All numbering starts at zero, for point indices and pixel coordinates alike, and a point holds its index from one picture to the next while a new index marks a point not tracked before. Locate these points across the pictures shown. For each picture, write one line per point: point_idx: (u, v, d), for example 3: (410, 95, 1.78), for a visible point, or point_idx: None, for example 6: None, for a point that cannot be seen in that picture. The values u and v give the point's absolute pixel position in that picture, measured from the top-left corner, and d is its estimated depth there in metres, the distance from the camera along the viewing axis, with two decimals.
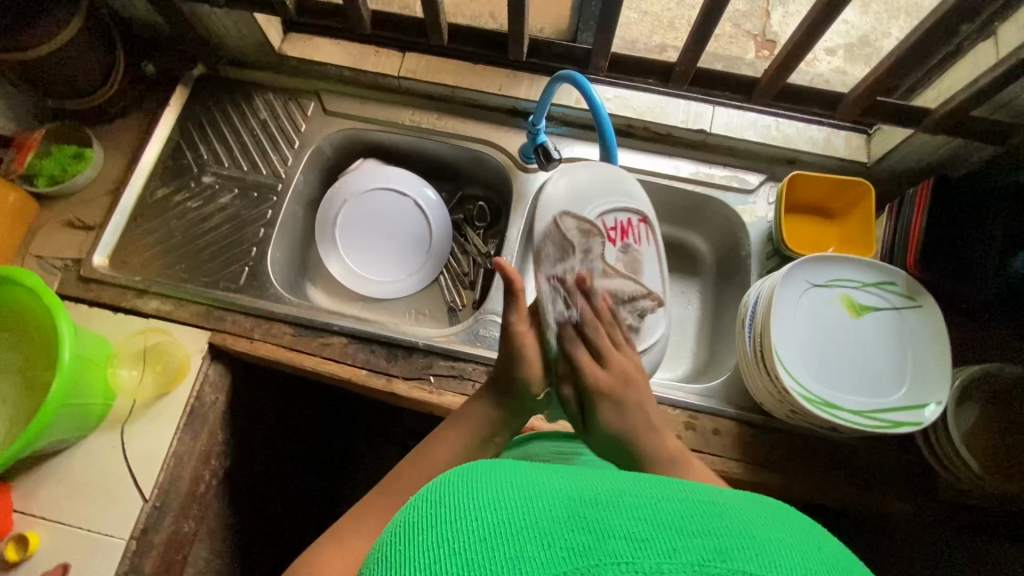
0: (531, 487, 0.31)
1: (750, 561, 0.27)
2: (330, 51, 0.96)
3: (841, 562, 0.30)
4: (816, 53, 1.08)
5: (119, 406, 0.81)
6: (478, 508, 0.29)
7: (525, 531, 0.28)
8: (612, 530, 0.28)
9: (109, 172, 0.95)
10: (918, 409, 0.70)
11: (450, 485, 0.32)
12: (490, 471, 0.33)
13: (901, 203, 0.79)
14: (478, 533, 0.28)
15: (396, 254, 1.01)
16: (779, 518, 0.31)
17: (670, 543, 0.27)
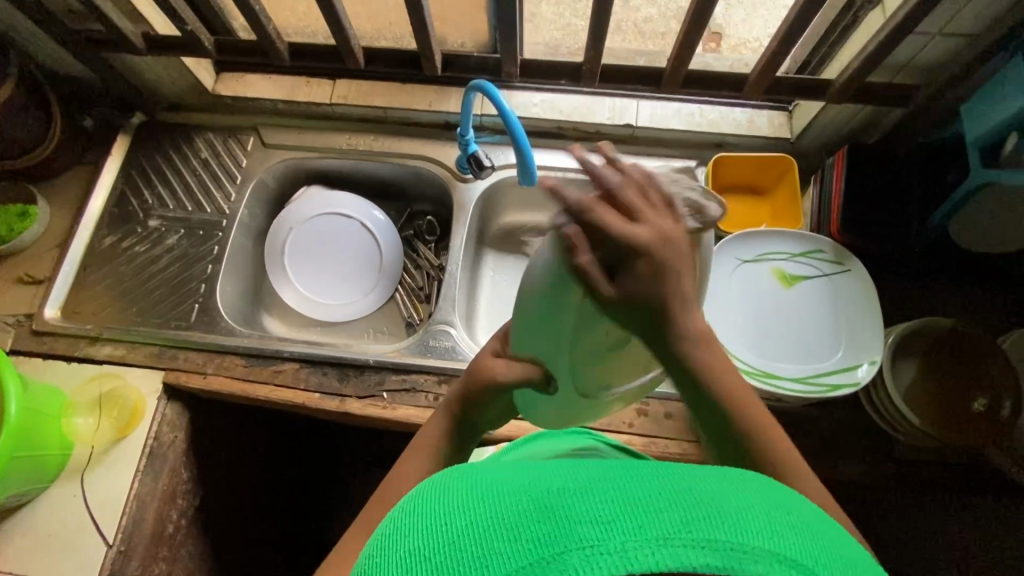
0: (503, 486, 0.32)
1: (716, 529, 0.26)
2: (263, 86, 1.00)
3: (817, 524, 0.30)
4: (760, 40, 1.10)
5: (77, 454, 0.81)
6: (454, 513, 0.31)
7: (495, 530, 0.29)
8: (577, 515, 0.28)
9: (57, 226, 0.96)
10: (853, 370, 0.71)
11: (432, 495, 0.34)
12: (470, 478, 0.34)
13: (822, 173, 0.81)
14: (450, 538, 0.29)
15: (349, 277, 1.03)
16: (756, 489, 0.31)
17: (637, 521, 0.27)
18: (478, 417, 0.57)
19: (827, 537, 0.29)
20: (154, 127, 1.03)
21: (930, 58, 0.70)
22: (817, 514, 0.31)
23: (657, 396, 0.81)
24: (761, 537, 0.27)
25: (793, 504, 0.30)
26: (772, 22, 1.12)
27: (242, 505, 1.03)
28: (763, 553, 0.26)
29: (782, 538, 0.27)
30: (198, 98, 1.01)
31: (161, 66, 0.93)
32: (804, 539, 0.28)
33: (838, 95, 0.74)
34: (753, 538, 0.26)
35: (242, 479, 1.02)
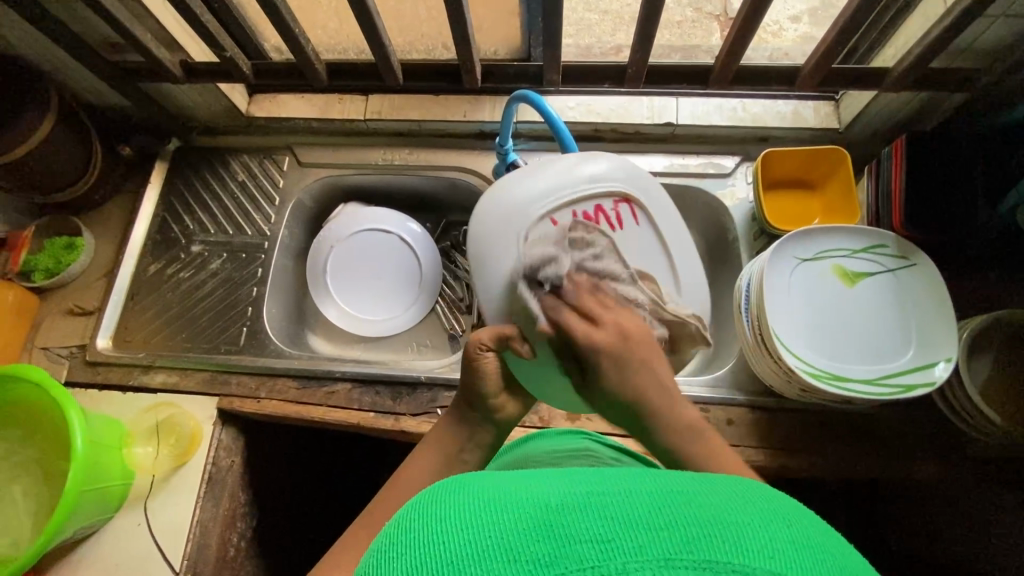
0: (494, 500, 0.30)
1: (716, 550, 0.25)
2: (296, 106, 1.00)
3: (815, 536, 0.28)
4: (781, 23, 1.07)
5: (139, 483, 0.82)
6: (439, 532, 0.29)
7: (490, 549, 0.27)
8: (574, 533, 0.26)
9: (103, 255, 0.97)
10: (928, 368, 0.68)
11: (419, 511, 0.31)
12: (457, 491, 0.32)
13: (879, 163, 0.78)
14: (444, 561, 0.27)
15: (390, 291, 1.02)
16: (749, 496, 0.30)
17: (637, 540, 0.25)
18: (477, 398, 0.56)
19: (836, 553, 0.28)
20: (191, 152, 1.03)
21: (995, 40, 0.67)
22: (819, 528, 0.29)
23: (716, 401, 0.79)
24: (758, 557, 0.26)
25: (791, 512, 0.29)
26: (792, 4, 1.09)
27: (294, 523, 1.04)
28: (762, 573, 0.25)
29: (785, 556, 0.26)
30: (231, 120, 1.01)
31: (197, 92, 0.93)
32: (807, 556, 0.26)
33: (897, 83, 0.72)
34: (751, 557, 0.25)
35: (294, 498, 1.03)
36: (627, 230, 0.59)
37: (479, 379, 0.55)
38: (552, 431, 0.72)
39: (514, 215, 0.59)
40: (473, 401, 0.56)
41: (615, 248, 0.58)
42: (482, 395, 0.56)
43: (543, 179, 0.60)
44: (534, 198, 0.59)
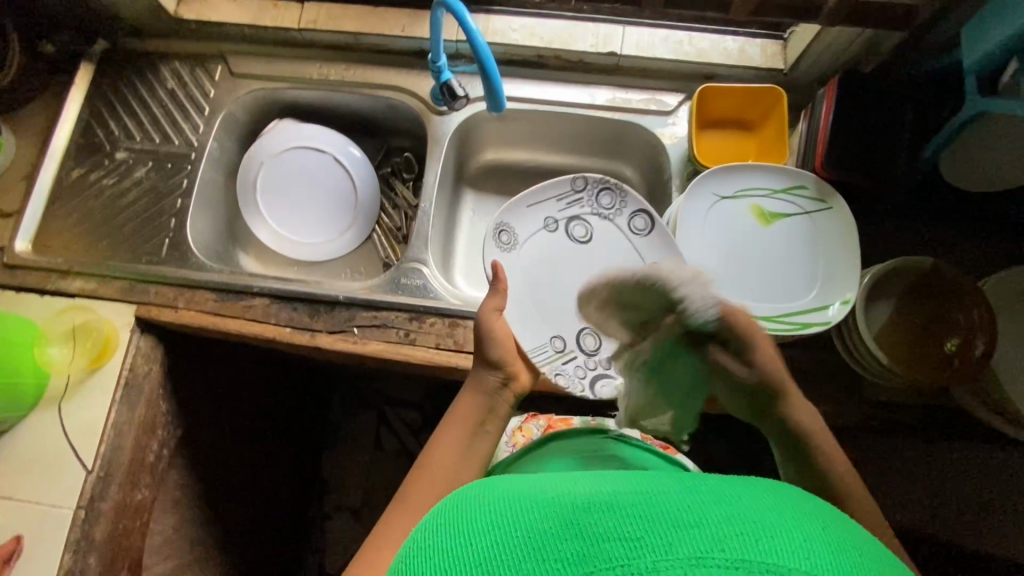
0: (526, 503, 0.33)
1: (752, 549, 0.26)
2: (228, 10, 0.94)
3: (850, 545, 0.29)
4: None
5: (54, 383, 0.82)
6: (482, 529, 0.32)
7: (525, 549, 0.29)
8: (604, 531, 0.28)
9: (23, 158, 0.94)
10: (823, 310, 0.69)
11: (458, 510, 0.35)
12: (505, 494, 0.35)
13: (813, 104, 0.76)
14: (477, 559, 0.30)
15: (323, 213, 1.00)
16: (786, 503, 0.31)
17: (665, 539, 0.27)
18: (493, 356, 0.66)
19: (868, 561, 0.29)
20: (120, 55, 0.99)
21: None
22: (849, 532, 0.31)
23: None
24: (803, 559, 0.26)
25: (828, 519, 0.30)
26: None
27: (223, 437, 1.06)
28: (800, 573, 0.26)
29: (823, 556, 0.27)
30: (161, 22, 0.96)
31: None
32: (841, 556, 0.28)
33: (831, 17, 0.69)
34: (790, 558, 0.26)
35: (225, 412, 1.05)
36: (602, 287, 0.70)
37: (495, 342, 0.66)
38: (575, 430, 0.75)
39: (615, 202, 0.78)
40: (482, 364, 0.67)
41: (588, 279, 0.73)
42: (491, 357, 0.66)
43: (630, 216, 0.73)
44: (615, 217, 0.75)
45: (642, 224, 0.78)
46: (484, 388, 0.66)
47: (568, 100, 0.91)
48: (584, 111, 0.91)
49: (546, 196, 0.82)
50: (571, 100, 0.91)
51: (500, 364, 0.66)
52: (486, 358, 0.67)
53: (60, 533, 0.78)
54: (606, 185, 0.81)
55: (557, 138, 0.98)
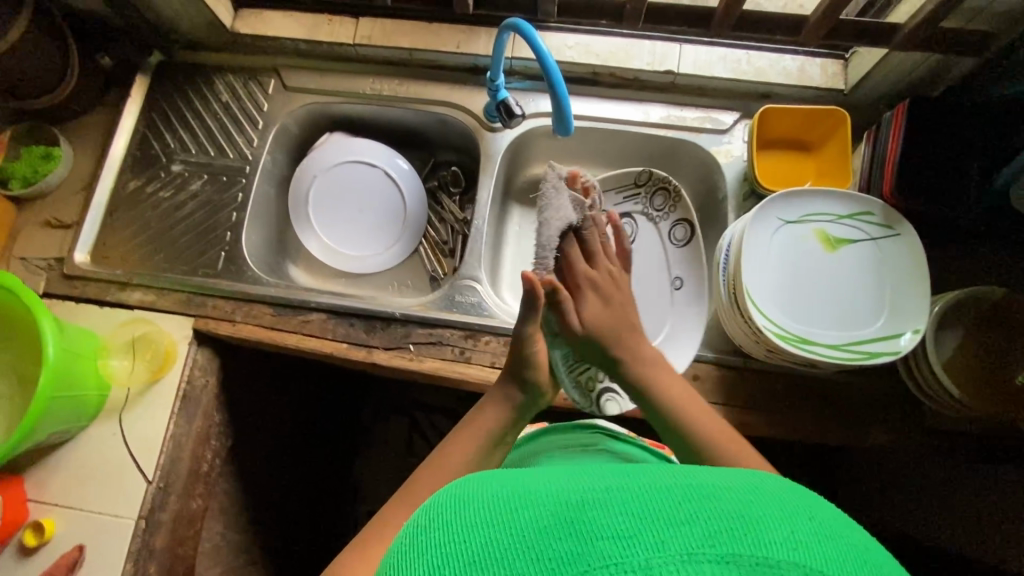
0: (505, 495, 0.30)
1: (745, 544, 0.25)
2: (283, 24, 0.95)
3: (843, 532, 0.28)
4: None
5: (114, 395, 0.84)
6: (465, 528, 0.29)
7: (513, 550, 0.26)
8: (596, 529, 0.26)
9: (81, 169, 0.95)
10: (894, 339, 0.68)
11: (440, 506, 0.32)
12: (485, 487, 0.31)
13: (879, 128, 0.75)
14: (465, 558, 0.27)
15: (373, 227, 1.01)
16: (783, 493, 0.29)
17: (661, 537, 0.26)
18: (530, 378, 0.67)
19: (862, 550, 0.28)
20: (174, 68, 1.00)
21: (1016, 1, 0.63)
22: (842, 521, 0.30)
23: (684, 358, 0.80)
24: (793, 551, 0.26)
25: (815, 506, 0.29)
26: None
27: (268, 446, 1.07)
28: (789, 565, 0.25)
29: (812, 549, 0.26)
30: (216, 36, 0.97)
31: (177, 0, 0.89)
32: (832, 545, 0.27)
33: (905, 42, 0.68)
34: (780, 550, 0.25)
35: (270, 422, 1.07)
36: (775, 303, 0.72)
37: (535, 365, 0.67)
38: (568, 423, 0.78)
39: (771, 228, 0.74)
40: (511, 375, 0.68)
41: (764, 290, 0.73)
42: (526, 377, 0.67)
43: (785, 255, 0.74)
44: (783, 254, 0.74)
45: (682, 235, 0.89)
46: (501, 411, 0.65)
47: (621, 117, 0.91)
48: (638, 129, 0.91)
49: (606, 187, 0.93)
50: (625, 117, 0.91)
51: (527, 385, 0.67)
52: (522, 379, 0.67)
53: (122, 542, 0.79)
54: (663, 186, 0.90)
55: (607, 154, 0.97)
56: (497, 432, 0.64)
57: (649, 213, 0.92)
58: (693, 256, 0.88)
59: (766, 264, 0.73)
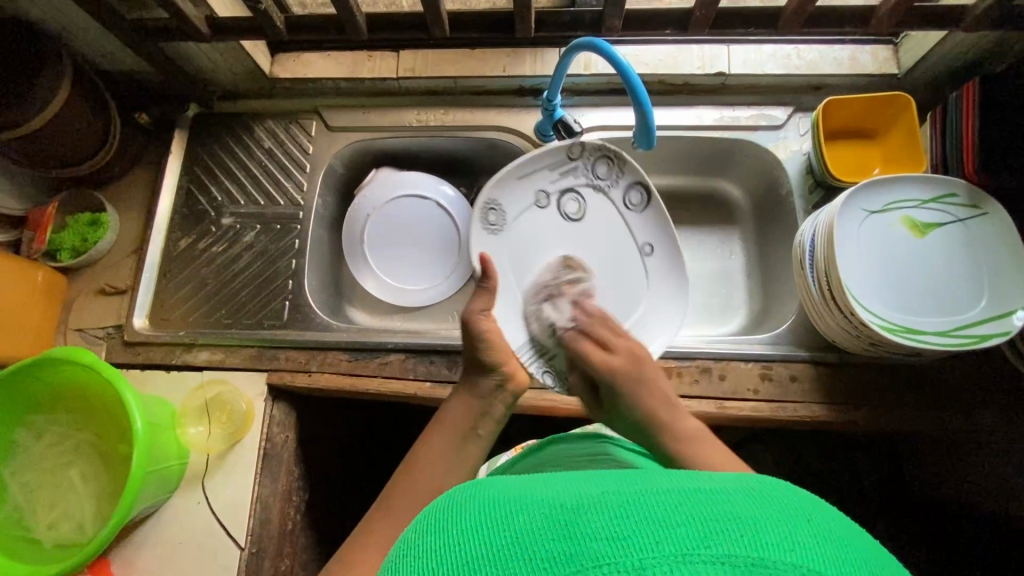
0: (505, 501, 0.31)
1: (733, 543, 0.25)
2: (322, 65, 0.94)
3: (845, 539, 0.28)
4: None
5: (194, 462, 0.80)
6: (469, 528, 0.30)
7: (506, 552, 0.27)
8: (590, 532, 0.27)
9: (129, 232, 0.93)
10: (1005, 318, 0.67)
11: (443, 511, 0.33)
12: (490, 494, 0.33)
13: (947, 108, 0.75)
14: (461, 557, 0.28)
15: (429, 259, 0.99)
16: (780, 500, 0.29)
17: (651, 537, 0.26)
18: (489, 361, 0.65)
19: (863, 560, 0.27)
20: (211, 119, 0.97)
21: None
22: (842, 527, 0.29)
23: (778, 359, 0.79)
24: (783, 551, 0.25)
25: (817, 512, 0.28)
26: None
27: (343, 495, 1.04)
28: (784, 566, 0.25)
29: (806, 551, 0.26)
30: (254, 83, 0.96)
31: (218, 51, 0.87)
32: (829, 551, 0.26)
33: (977, 22, 0.68)
34: (772, 551, 0.25)
35: (343, 469, 1.04)
36: (894, 292, 0.71)
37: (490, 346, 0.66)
38: (578, 432, 0.73)
39: (860, 225, 0.73)
40: (475, 361, 0.66)
41: (881, 283, 0.72)
42: (486, 360, 0.65)
43: (882, 245, 0.73)
44: (878, 247, 0.73)
45: (637, 199, 0.80)
46: (480, 393, 0.64)
47: (676, 123, 0.90)
48: (694, 133, 0.90)
49: (540, 164, 0.78)
50: (680, 123, 0.90)
51: (496, 367, 0.65)
52: (480, 364, 0.66)
53: None
54: (603, 151, 0.79)
55: (659, 159, 0.97)
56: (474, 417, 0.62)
57: (597, 184, 0.81)
58: (657, 219, 0.80)
59: (868, 257, 0.72)
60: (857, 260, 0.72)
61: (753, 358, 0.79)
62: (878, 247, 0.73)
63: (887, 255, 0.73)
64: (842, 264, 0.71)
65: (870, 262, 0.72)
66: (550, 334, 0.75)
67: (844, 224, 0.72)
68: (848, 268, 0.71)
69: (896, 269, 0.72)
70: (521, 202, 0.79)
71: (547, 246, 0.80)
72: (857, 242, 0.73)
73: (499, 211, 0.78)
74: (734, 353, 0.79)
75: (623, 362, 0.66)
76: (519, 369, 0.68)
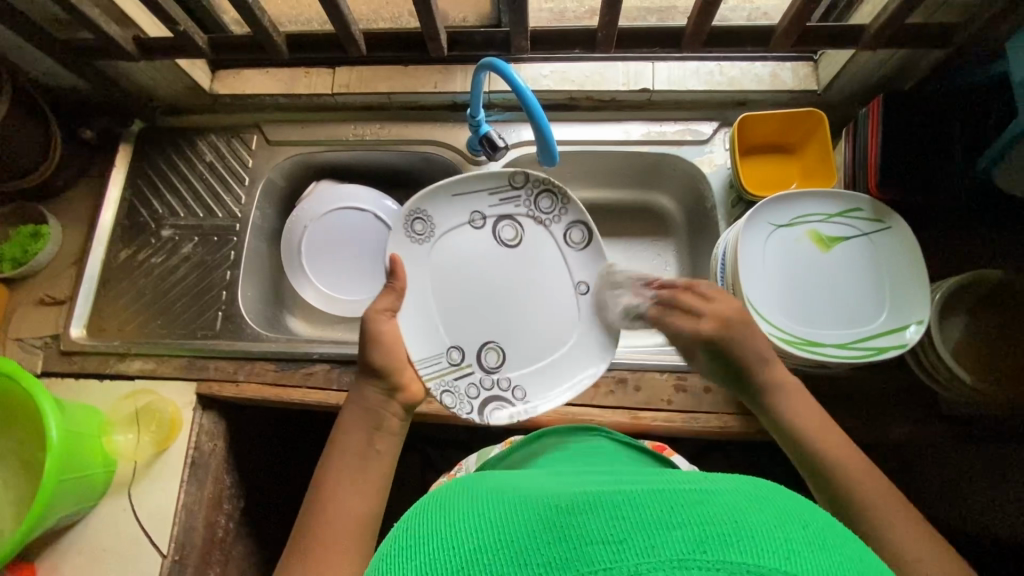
0: (504, 510, 0.32)
1: (730, 549, 0.25)
2: (260, 81, 0.96)
3: (838, 541, 0.28)
4: None
5: (122, 470, 0.82)
6: (465, 533, 0.30)
7: (502, 556, 0.28)
8: (586, 534, 0.27)
9: (70, 244, 0.95)
10: (900, 331, 0.68)
11: (440, 512, 0.33)
12: (490, 503, 0.33)
13: (856, 124, 0.77)
14: (456, 562, 0.28)
15: (367, 270, 1.01)
16: (775, 503, 0.29)
17: (649, 541, 0.26)
18: (377, 364, 0.66)
19: (853, 555, 0.27)
20: (156, 133, 1.00)
21: None
22: (832, 526, 0.29)
23: (694, 369, 0.80)
24: (778, 557, 0.25)
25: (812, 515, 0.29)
26: None
27: (284, 503, 1.05)
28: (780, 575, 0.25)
29: (803, 557, 0.25)
30: (196, 98, 0.98)
31: (154, 69, 0.89)
32: (825, 554, 0.26)
33: (872, 41, 0.70)
34: (769, 558, 0.25)
35: (283, 479, 1.05)
36: (801, 309, 0.72)
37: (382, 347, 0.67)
38: (566, 427, 0.72)
39: (767, 242, 0.74)
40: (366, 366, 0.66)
41: (787, 302, 0.73)
42: (371, 359, 0.66)
43: (790, 262, 0.74)
44: (786, 265, 0.74)
45: (579, 237, 0.78)
46: (370, 404, 0.64)
47: (603, 139, 0.92)
48: (622, 148, 0.92)
49: (476, 187, 0.78)
50: (608, 138, 0.92)
51: (385, 373, 0.66)
52: (372, 367, 0.66)
53: None
54: (546, 186, 0.78)
55: (593, 174, 0.98)
56: (368, 437, 0.61)
57: (538, 216, 0.79)
58: (596, 257, 0.78)
59: (775, 273, 0.74)
60: (762, 277, 0.73)
61: (668, 369, 0.80)
62: (784, 263, 0.74)
63: (793, 271, 0.74)
64: (744, 282, 0.72)
65: (776, 278, 0.73)
66: (451, 354, 0.74)
67: (748, 242, 0.73)
68: (753, 285, 0.72)
69: (800, 285, 0.73)
70: (451, 220, 0.77)
71: (488, 273, 0.78)
72: (762, 259, 0.74)
73: (427, 222, 0.77)
74: (650, 363, 0.80)
75: (712, 327, 0.66)
76: (414, 381, 0.68)
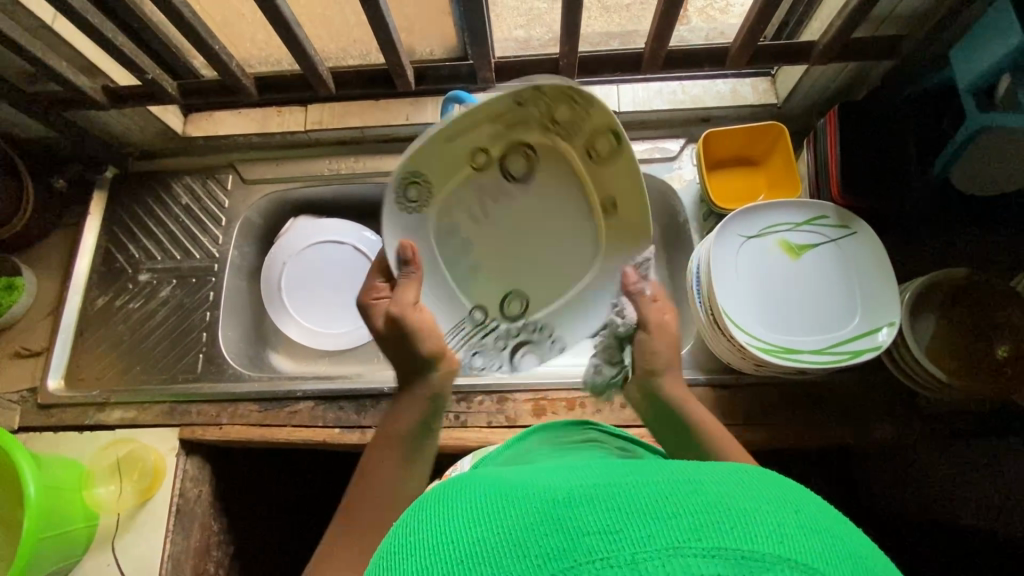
0: (500, 496, 0.30)
1: (723, 536, 0.24)
2: (233, 122, 0.97)
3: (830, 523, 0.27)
4: None
5: (104, 523, 0.80)
6: (461, 524, 0.28)
7: (500, 546, 0.26)
8: (582, 524, 0.26)
9: (46, 294, 0.94)
10: (873, 334, 0.70)
11: (431, 504, 0.31)
12: (484, 490, 0.31)
13: (816, 133, 0.79)
14: (452, 558, 0.26)
15: (348, 303, 1.00)
16: (768, 485, 0.28)
17: (645, 530, 0.25)
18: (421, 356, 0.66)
19: (842, 533, 0.27)
20: (131, 178, 1.00)
21: (914, 6, 0.68)
22: (822, 508, 0.28)
23: None
24: (774, 542, 0.24)
25: (801, 498, 0.28)
26: None
27: (274, 546, 1.03)
28: (775, 560, 0.24)
29: (796, 541, 0.25)
30: (168, 142, 0.99)
31: (127, 116, 0.90)
32: (816, 539, 0.25)
33: (823, 56, 0.72)
34: (763, 542, 0.24)
35: (272, 520, 1.02)
36: (776, 317, 0.74)
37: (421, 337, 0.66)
38: (558, 421, 0.71)
39: (736, 254, 0.75)
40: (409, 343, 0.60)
41: (761, 313, 0.74)
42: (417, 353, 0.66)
43: (761, 272, 0.76)
44: (757, 275, 0.76)
45: None
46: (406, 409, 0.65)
47: None
48: None
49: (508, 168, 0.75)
50: None
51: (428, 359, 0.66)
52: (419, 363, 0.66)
53: None
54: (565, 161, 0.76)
55: None
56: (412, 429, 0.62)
57: None
58: None
59: (747, 285, 0.75)
60: (733, 290, 0.74)
61: None
62: (754, 274, 0.75)
63: (763, 281, 0.75)
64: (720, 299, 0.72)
65: (746, 289, 0.75)
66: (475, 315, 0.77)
67: (719, 256, 0.74)
68: (727, 300, 0.73)
69: (773, 296, 0.75)
70: None
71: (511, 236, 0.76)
72: (733, 272, 0.75)
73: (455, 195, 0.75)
74: None
75: None
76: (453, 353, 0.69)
